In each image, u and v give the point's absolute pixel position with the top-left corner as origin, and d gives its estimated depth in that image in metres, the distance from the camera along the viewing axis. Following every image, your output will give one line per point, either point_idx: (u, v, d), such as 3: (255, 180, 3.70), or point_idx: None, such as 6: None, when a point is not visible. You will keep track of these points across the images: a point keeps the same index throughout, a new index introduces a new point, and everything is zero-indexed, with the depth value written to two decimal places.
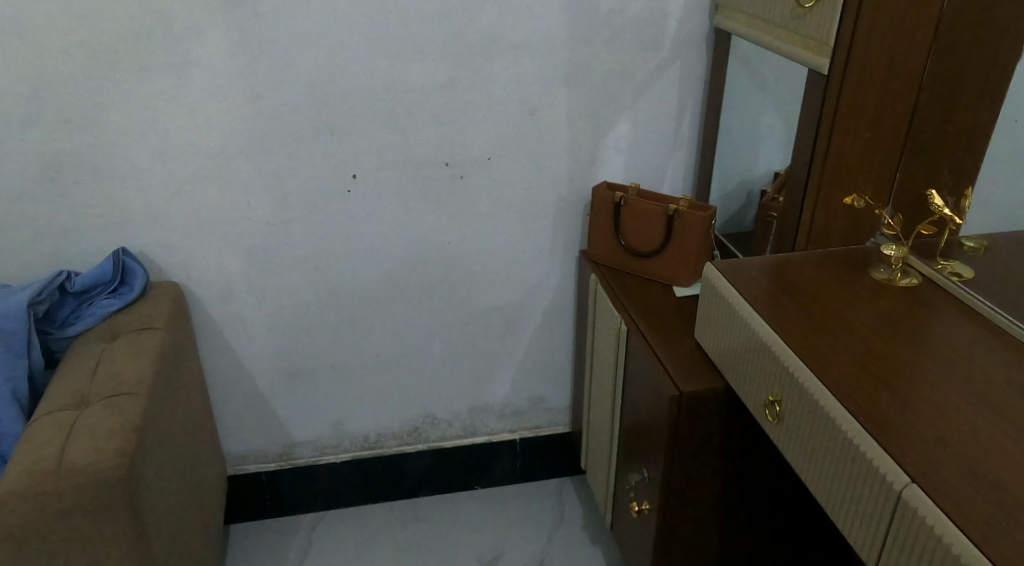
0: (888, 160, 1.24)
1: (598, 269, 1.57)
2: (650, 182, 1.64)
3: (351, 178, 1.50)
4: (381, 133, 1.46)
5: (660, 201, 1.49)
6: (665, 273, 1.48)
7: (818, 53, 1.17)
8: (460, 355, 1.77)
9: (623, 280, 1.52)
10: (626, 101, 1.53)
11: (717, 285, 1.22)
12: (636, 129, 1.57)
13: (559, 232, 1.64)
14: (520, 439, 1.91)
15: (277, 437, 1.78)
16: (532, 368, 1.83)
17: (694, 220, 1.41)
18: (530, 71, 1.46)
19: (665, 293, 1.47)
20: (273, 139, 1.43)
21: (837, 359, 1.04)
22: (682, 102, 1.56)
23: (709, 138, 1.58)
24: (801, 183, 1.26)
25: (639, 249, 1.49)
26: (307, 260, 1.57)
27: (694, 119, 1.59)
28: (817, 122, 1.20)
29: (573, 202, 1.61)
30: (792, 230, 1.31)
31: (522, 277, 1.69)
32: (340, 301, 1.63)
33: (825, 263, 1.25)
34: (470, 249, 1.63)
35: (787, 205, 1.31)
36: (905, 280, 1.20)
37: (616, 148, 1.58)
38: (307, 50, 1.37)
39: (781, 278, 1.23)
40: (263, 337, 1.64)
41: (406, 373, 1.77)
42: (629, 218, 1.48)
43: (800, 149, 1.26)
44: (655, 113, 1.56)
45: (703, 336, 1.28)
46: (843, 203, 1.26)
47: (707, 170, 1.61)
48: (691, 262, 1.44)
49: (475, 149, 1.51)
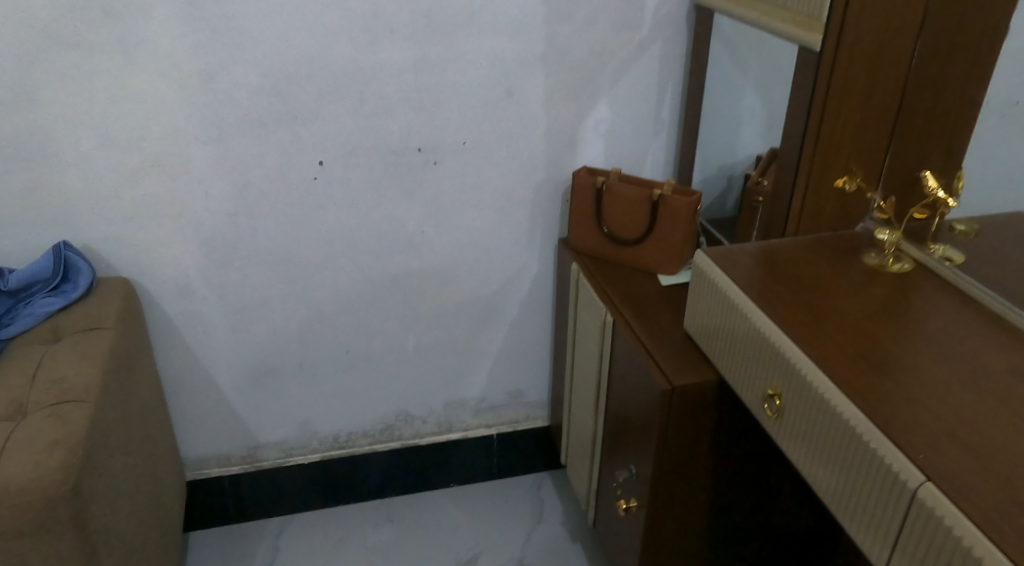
0: (879, 141, 1.18)
1: (579, 258, 1.50)
2: (630, 167, 1.58)
3: (317, 165, 1.41)
4: (348, 117, 1.37)
5: (643, 185, 1.43)
6: (649, 260, 1.42)
7: (810, 29, 1.10)
8: (433, 349, 1.70)
9: (606, 270, 1.45)
10: (606, 82, 1.46)
11: (711, 274, 1.16)
12: (616, 111, 1.50)
13: (537, 220, 1.57)
14: (497, 435, 1.85)
15: (241, 439, 1.69)
16: (509, 362, 1.76)
17: (680, 205, 1.36)
18: (505, 51, 1.38)
19: (649, 282, 1.41)
20: (231, 124, 1.34)
21: (840, 351, 0.99)
22: (663, 84, 1.50)
23: (691, 121, 1.52)
24: (791, 167, 1.21)
25: (621, 236, 1.43)
26: (270, 253, 1.48)
27: (676, 101, 1.53)
28: (806, 103, 1.14)
29: (551, 189, 1.55)
30: (783, 215, 1.25)
31: (499, 268, 1.62)
32: (307, 295, 1.55)
33: (818, 248, 1.20)
34: (444, 239, 1.55)
35: (776, 190, 1.26)
36: (898, 265, 1.16)
37: (596, 132, 1.51)
38: (266, 28, 1.27)
39: (774, 265, 1.17)
40: (224, 335, 1.54)
41: (377, 369, 1.69)
42: (611, 203, 1.43)
43: (788, 132, 1.20)
44: (636, 95, 1.50)
45: (694, 326, 1.22)
46: (834, 186, 1.20)
47: (690, 154, 1.55)
48: (677, 249, 1.39)
49: (449, 134, 1.43)
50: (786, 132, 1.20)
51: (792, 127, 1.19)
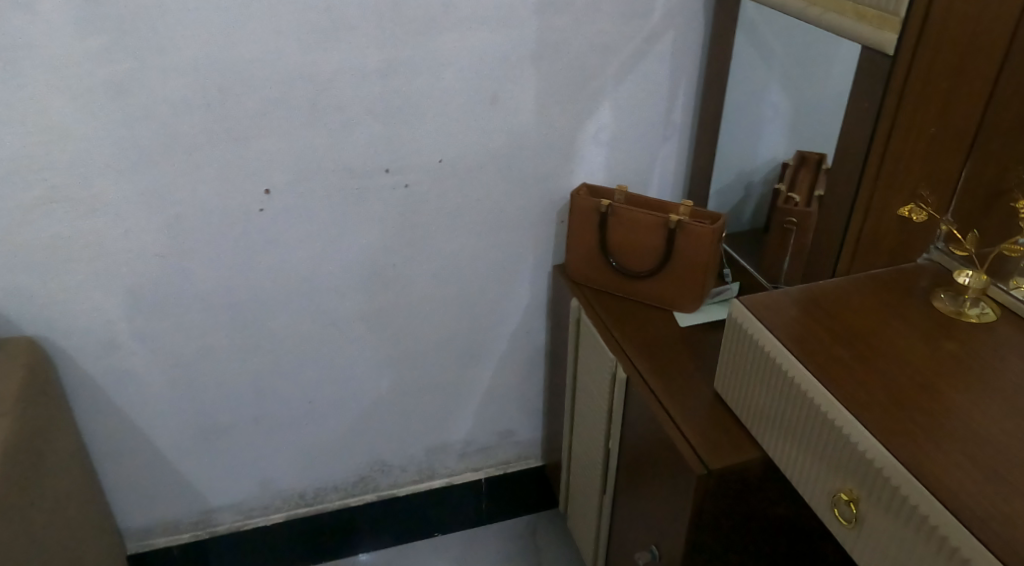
0: (953, 161, 0.97)
1: (580, 291, 1.28)
2: (636, 180, 1.35)
3: (264, 194, 1.16)
4: (299, 135, 1.12)
5: (655, 207, 1.20)
6: (665, 295, 1.20)
7: (880, 27, 0.89)
8: (412, 392, 1.47)
9: (613, 307, 1.23)
10: (610, 83, 1.22)
11: (753, 332, 0.94)
12: (621, 117, 1.27)
13: (529, 244, 1.35)
14: (487, 478, 1.64)
15: (190, 504, 1.45)
16: (498, 400, 1.55)
17: (702, 234, 1.13)
18: (489, 48, 1.13)
19: (665, 322, 1.19)
20: (153, 147, 1.08)
21: (936, 448, 0.78)
22: (676, 82, 1.27)
23: (709, 126, 1.29)
24: (846, 192, 0.99)
25: (631, 268, 1.21)
26: (212, 296, 1.23)
27: (690, 102, 1.30)
28: (871, 118, 0.93)
29: (545, 208, 1.31)
30: (833, 248, 1.04)
31: (484, 300, 1.39)
32: (260, 341, 1.31)
33: (880, 292, 0.99)
34: (420, 272, 1.32)
35: (824, 217, 1.04)
36: (978, 315, 0.95)
37: (597, 141, 1.28)
38: (189, 28, 1.01)
39: (829, 316, 0.95)
40: (161, 392, 1.30)
41: (346, 417, 1.46)
42: (618, 230, 1.20)
43: (843, 149, 0.98)
44: (645, 97, 1.26)
45: (730, 389, 1.01)
46: (897, 215, 0.99)
47: (707, 164, 1.32)
48: (698, 283, 1.17)
49: (424, 150, 1.19)
50: (841, 151, 0.99)
51: (851, 146, 0.97)
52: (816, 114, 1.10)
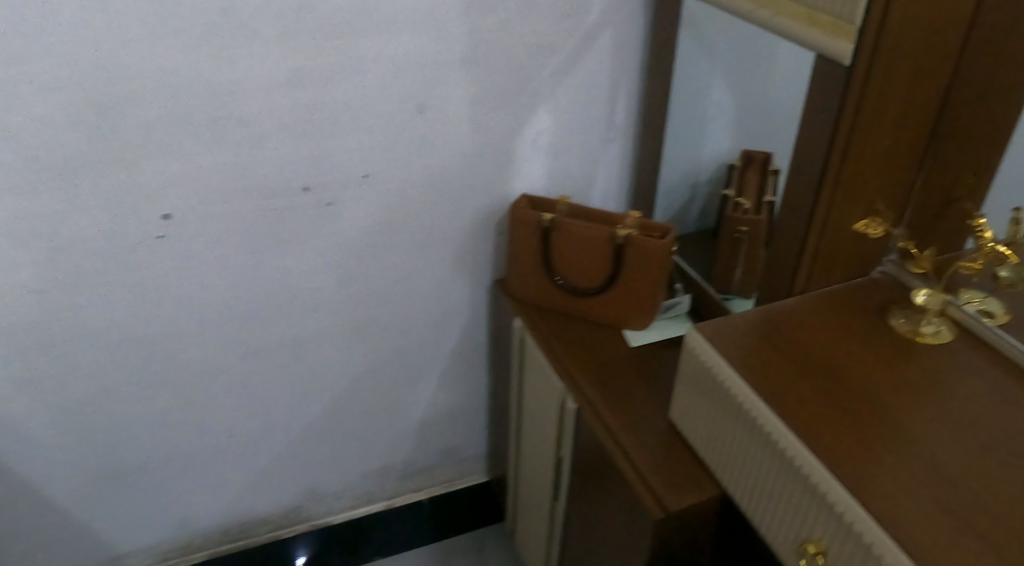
0: (906, 172, 0.92)
1: (524, 310, 1.19)
2: (577, 186, 1.27)
3: (162, 219, 1.03)
4: (200, 153, 1.00)
5: (600, 219, 1.12)
6: (613, 312, 1.14)
7: (835, 35, 0.81)
8: (344, 417, 1.38)
9: (559, 328, 1.16)
10: (546, 86, 1.13)
11: (712, 365, 0.88)
12: (560, 121, 1.18)
13: (465, 258, 1.26)
14: (428, 498, 1.57)
15: (100, 550, 1.34)
16: (439, 419, 1.46)
17: (651, 248, 1.07)
18: (414, 53, 1.02)
19: (613, 342, 1.13)
20: (24, 174, 0.94)
21: (905, 494, 0.74)
22: (617, 83, 1.18)
23: (654, 128, 1.21)
24: (800, 211, 0.93)
25: (578, 285, 1.13)
26: (110, 333, 1.10)
27: (633, 102, 1.22)
28: (826, 135, 0.86)
29: (482, 221, 1.22)
30: (788, 267, 0.98)
31: (419, 318, 1.30)
32: (169, 377, 1.19)
33: (839, 313, 0.94)
34: (347, 293, 1.22)
35: (778, 233, 0.98)
36: (932, 334, 0.90)
37: (535, 148, 1.19)
38: (56, 37, 0.87)
39: (788, 344, 0.90)
40: (57, 438, 1.17)
41: (272, 448, 1.36)
42: (562, 245, 1.12)
43: (796, 164, 0.92)
44: (584, 99, 1.17)
45: (688, 422, 0.95)
46: (853, 232, 0.94)
47: (653, 168, 1.25)
48: (648, 299, 1.11)
49: (346, 166, 1.08)
50: (794, 165, 0.92)
51: (804, 161, 0.90)
52: (769, 120, 1.04)
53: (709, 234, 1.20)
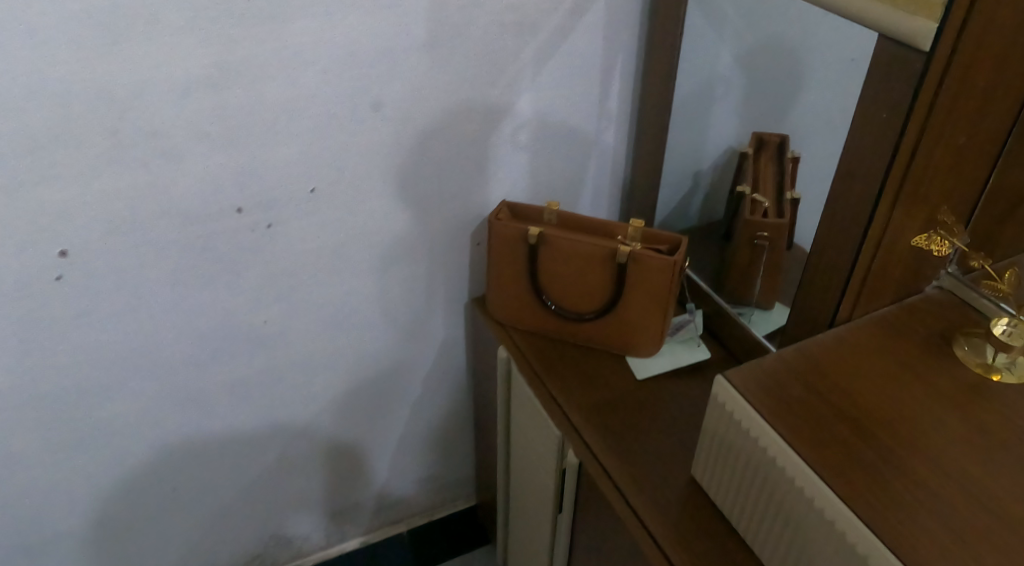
0: (979, 176, 0.75)
1: (509, 336, 1.01)
2: (566, 184, 1.08)
3: (58, 257, 0.84)
4: (98, 175, 0.80)
5: (597, 229, 0.94)
6: (615, 337, 0.96)
7: (908, 11, 0.64)
8: (306, 455, 1.21)
9: (552, 358, 0.98)
10: (527, 73, 0.94)
11: (752, 426, 0.72)
12: (545, 113, 0.99)
13: (438, 274, 1.08)
14: (410, 530, 1.42)
15: None
16: (416, 446, 1.30)
17: (659, 266, 0.89)
18: (364, 38, 0.82)
19: (618, 374, 0.96)
20: None
21: None
22: (612, 63, 0.99)
23: (655, 116, 1.03)
24: (851, 224, 0.76)
25: (574, 309, 0.95)
26: (10, 391, 0.92)
27: (629, 85, 1.03)
28: (890, 137, 0.69)
29: (456, 231, 1.04)
30: (831, 290, 0.81)
31: (387, 344, 1.13)
32: (91, 433, 1.00)
33: (894, 348, 0.79)
34: (301, 324, 1.04)
35: (819, 248, 0.81)
36: (1008, 369, 0.76)
37: (517, 144, 1.00)
38: None
39: (838, 393, 0.74)
40: None
41: (225, 496, 1.18)
42: (552, 263, 0.93)
43: (846, 168, 0.75)
44: (574, 84, 0.98)
45: (716, 484, 0.79)
46: (913, 246, 0.78)
47: (654, 162, 1.07)
48: (657, 323, 0.94)
49: (289, 180, 0.89)
50: (843, 171, 0.75)
51: (858, 167, 0.73)
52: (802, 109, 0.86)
53: (716, 236, 1.04)
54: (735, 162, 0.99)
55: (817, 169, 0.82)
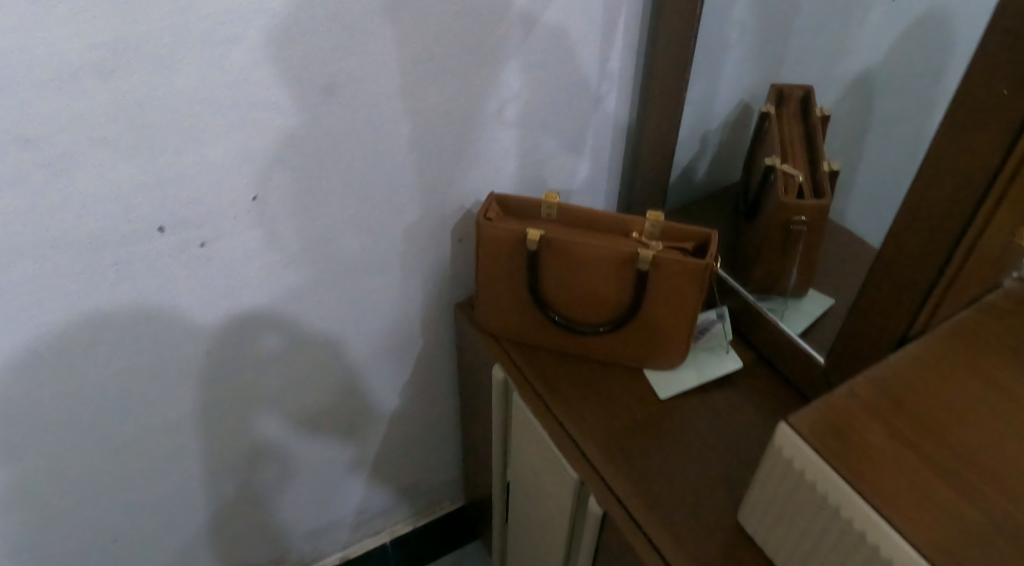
0: None
1: (504, 353, 0.86)
2: (561, 163, 0.91)
3: None
4: None
5: (606, 225, 0.78)
6: (631, 349, 0.82)
7: None
8: (269, 489, 1.04)
9: (556, 379, 0.83)
10: (515, 35, 0.75)
11: (829, 487, 0.57)
12: (537, 82, 0.80)
13: (414, 278, 0.91)
14: (393, 541, 1.29)
15: None
16: (395, 458, 1.16)
17: (686, 272, 0.74)
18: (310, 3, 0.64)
19: (637, 393, 0.82)
20: None
21: None
22: (620, 16, 0.81)
23: (667, 79, 0.85)
24: (942, 222, 0.61)
25: (582, 321, 0.80)
26: None
27: (637, 41, 0.85)
28: (1011, 121, 0.54)
29: (433, 230, 0.87)
30: (907, 299, 0.66)
31: (357, 360, 0.96)
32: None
33: (981, 362, 0.64)
34: (252, 354, 0.86)
35: (894, 248, 0.66)
36: None
37: (504, 123, 0.82)
38: None
39: (930, 438, 0.59)
40: None
41: (177, 547, 1.01)
42: (555, 270, 0.77)
43: (940, 156, 0.59)
44: (574, 45, 0.80)
45: (778, 544, 0.64)
46: (1007, 240, 0.63)
47: (665, 133, 0.89)
48: (681, 333, 0.79)
49: (223, 188, 0.71)
50: (934, 161, 0.60)
51: (957, 156, 0.58)
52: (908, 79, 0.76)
53: (737, 212, 0.94)
54: (751, 120, 0.93)
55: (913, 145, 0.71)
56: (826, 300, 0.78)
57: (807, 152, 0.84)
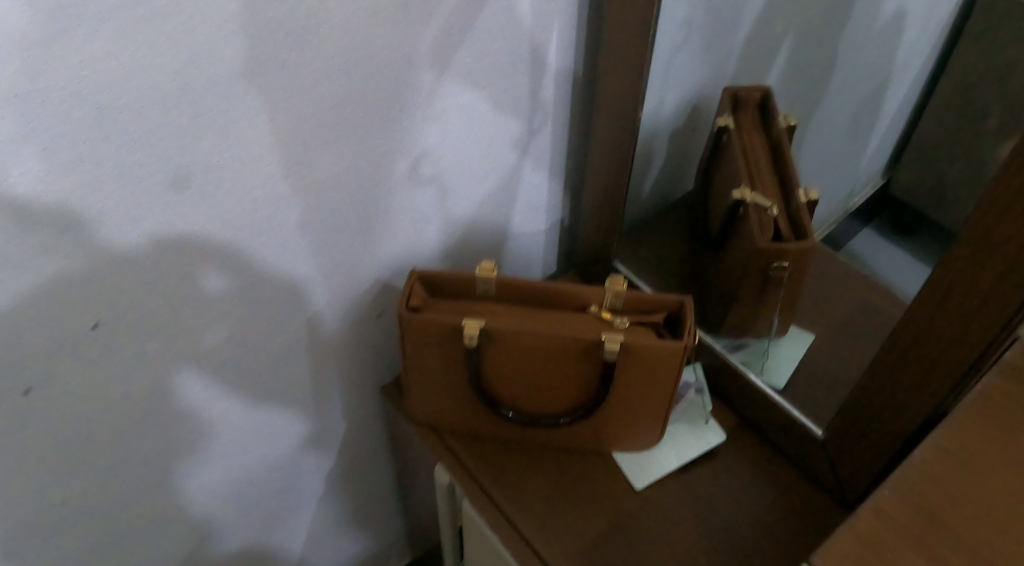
0: None
1: (447, 448, 0.72)
2: (493, 211, 0.76)
3: None
4: None
5: (558, 299, 0.64)
6: (595, 434, 0.69)
7: None
8: None
9: (514, 479, 0.70)
10: (421, 78, 0.59)
11: None
12: (457, 130, 0.65)
13: (327, 368, 0.75)
14: None
15: None
16: (331, 552, 0.99)
17: (660, 356, 0.61)
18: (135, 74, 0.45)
19: (608, 484, 0.70)
20: None
21: None
22: (551, 40, 0.66)
23: (615, 105, 0.70)
24: (990, 296, 0.49)
25: (538, 410, 0.67)
26: None
27: (573, 63, 0.70)
28: None
29: (345, 312, 0.71)
30: (931, 381, 0.55)
31: (270, 467, 0.79)
32: None
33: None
34: (122, 498, 0.67)
35: (917, 322, 0.54)
36: None
37: (419, 182, 0.66)
38: None
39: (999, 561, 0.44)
40: None
41: None
42: (502, 361, 0.64)
43: (983, 226, 0.47)
44: (498, 80, 0.64)
45: None
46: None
47: (616, 167, 0.75)
48: (655, 415, 0.67)
49: (47, 324, 0.52)
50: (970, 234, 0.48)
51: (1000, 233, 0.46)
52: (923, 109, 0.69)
53: (690, 236, 0.81)
54: (701, 124, 0.79)
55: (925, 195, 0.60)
56: (805, 335, 0.72)
57: (774, 163, 0.76)
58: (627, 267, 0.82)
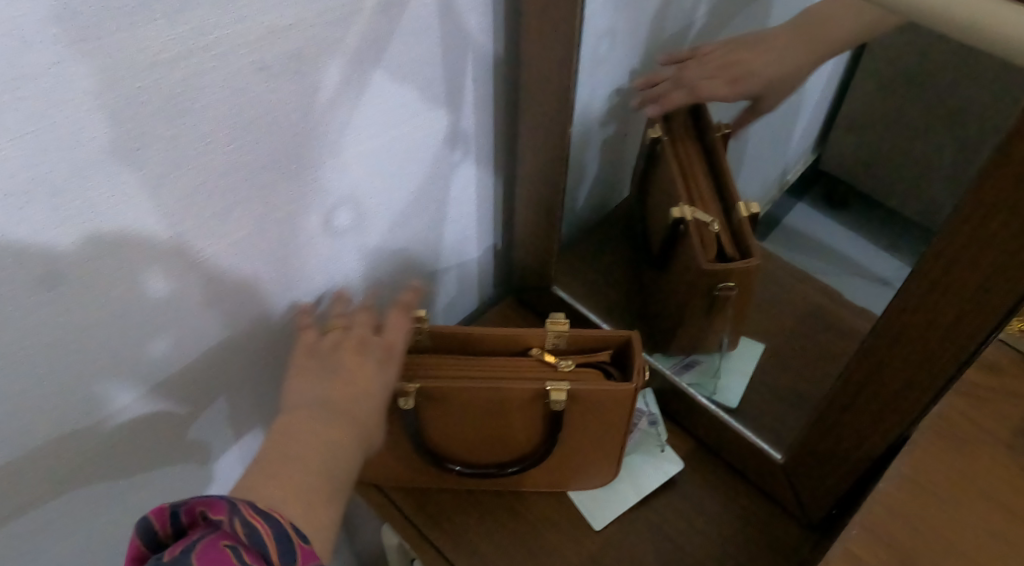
0: None
1: (393, 506, 0.68)
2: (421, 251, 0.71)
3: None
4: None
5: (497, 344, 0.60)
6: (548, 477, 0.66)
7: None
8: None
9: (467, 534, 0.66)
10: (326, 131, 0.53)
11: None
12: (373, 178, 0.60)
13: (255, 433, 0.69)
14: None
15: None
16: None
17: (609, 400, 0.57)
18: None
19: (566, 529, 0.66)
20: None
21: None
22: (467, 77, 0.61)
23: (542, 134, 0.66)
24: (950, 330, 0.47)
25: (486, 459, 0.63)
26: None
27: (494, 97, 0.66)
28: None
29: (268, 376, 0.65)
30: (888, 411, 0.53)
31: None
32: None
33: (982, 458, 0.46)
34: None
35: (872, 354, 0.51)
36: None
37: (336, 235, 0.61)
38: None
39: None
40: None
41: None
42: (443, 416, 0.59)
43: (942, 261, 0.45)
44: (412, 124, 0.60)
45: None
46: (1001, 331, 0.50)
47: (548, 195, 0.71)
48: (608, 453, 0.64)
49: None
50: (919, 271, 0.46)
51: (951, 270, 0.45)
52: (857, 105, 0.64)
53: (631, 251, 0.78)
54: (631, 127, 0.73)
55: (861, 204, 0.56)
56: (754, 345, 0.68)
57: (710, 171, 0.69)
58: (568, 293, 0.79)
